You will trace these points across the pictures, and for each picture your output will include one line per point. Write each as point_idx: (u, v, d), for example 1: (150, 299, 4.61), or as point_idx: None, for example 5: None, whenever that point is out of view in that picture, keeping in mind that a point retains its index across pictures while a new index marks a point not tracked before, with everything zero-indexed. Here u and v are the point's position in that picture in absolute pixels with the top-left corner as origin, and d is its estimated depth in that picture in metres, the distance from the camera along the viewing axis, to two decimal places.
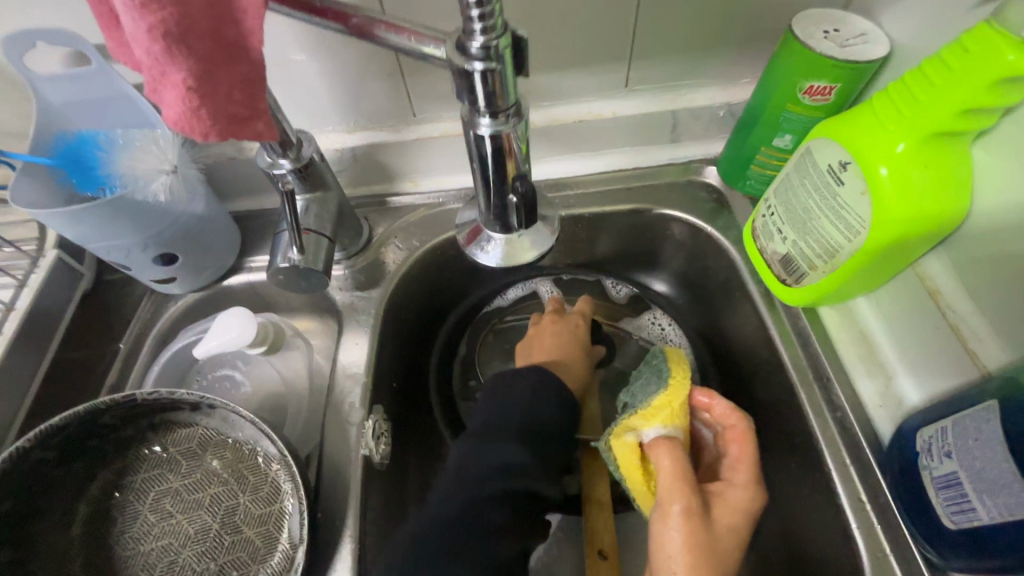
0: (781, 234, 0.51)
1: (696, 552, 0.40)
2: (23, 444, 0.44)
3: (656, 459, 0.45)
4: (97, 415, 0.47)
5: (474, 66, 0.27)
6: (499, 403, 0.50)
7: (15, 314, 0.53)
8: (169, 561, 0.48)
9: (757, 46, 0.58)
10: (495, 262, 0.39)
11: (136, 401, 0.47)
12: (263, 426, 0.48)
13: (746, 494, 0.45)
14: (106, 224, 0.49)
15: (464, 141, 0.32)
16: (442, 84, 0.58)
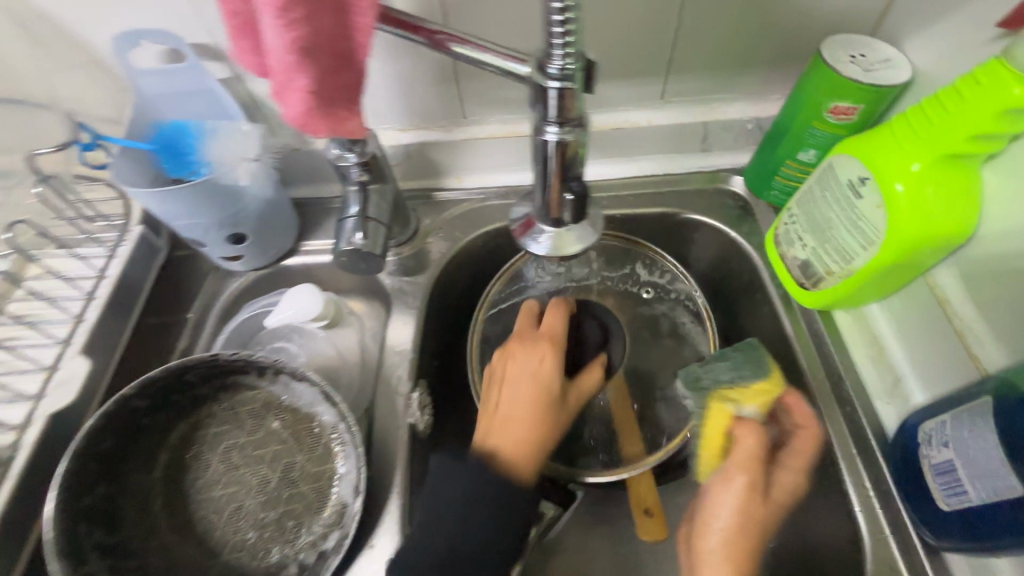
0: (802, 241, 0.56)
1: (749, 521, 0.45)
2: (129, 389, 0.51)
3: (737, 439, 0.48)
4: (182, 372, 0.53)
5: (551, 84, 0.32)
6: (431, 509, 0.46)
7: (106, 281, 0.59)
8: (235, 506, 0.54)
9: (787, 66, 0.62)
10: (542, 251, 0.44)
11: (218, 360, 0.54)
12: (330, 391, 0.56)
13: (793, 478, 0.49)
14: (191, 205, 0.55)
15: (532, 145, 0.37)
16: (493, 89, 0.63)
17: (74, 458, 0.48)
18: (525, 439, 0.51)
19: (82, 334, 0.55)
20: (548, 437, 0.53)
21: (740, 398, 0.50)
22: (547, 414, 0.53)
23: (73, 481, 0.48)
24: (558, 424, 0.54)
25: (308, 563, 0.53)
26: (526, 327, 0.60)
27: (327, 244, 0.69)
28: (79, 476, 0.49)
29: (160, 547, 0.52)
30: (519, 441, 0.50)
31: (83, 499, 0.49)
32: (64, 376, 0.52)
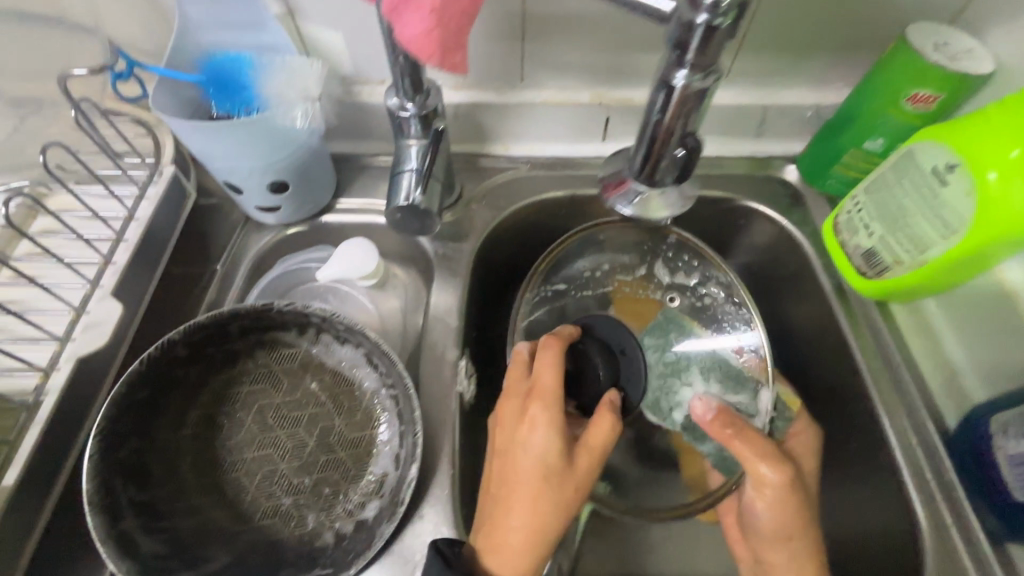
0: (868, 229, 0.55)
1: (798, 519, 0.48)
2: (174, 335, 0.47)
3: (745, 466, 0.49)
4: (225, 323, 0.50)
5: (701, 21, 0.30)
6: None
7: (136, 223, 0.53)
8: (268, 469, 0.51)
9: (858, 53, 0.61)
10: (629, 211, 0.42)
11: (268, 311, 0.51)
12: (386, 348, 0.51)
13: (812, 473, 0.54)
14: (238, 145, 0.51)
15: (650, 90, 0.35)
16: (627, 26, 0.57)
17: (112, 405, 0.45)
18: (512, 540, 0.43)
19: (112, 276, 0.50)
20: (550, 527, 0.44)
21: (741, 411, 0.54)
22: (539, 501, 0.43)
23: (110, 431, 0.44)
24: (561, 508, 0.44)
25: (345, 533, 0.50)
26: (517, 380, 0.50)
27: (365, 203, 0.66)
28: (115, 426, 0.45)
29: (187, 508, 0.48)
30: (506, 542, 0.43)
31: (118, 451, 0.45)
32: (94, 318, 0.46)
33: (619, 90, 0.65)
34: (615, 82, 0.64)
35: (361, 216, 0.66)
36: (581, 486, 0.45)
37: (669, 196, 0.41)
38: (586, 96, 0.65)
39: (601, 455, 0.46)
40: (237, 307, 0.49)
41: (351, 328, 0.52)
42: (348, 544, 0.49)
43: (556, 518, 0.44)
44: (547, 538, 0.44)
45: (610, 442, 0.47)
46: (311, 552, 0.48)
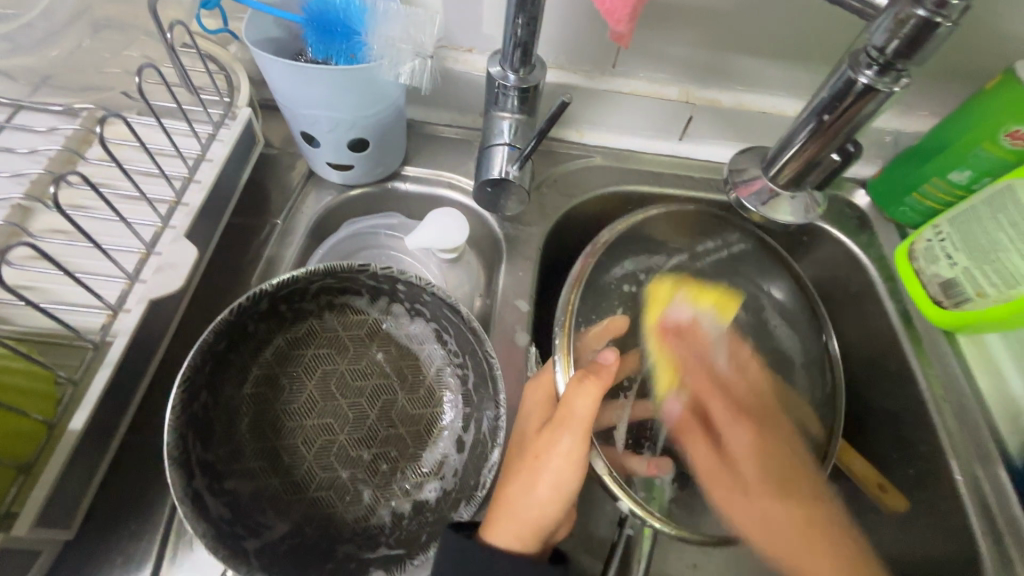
0: (950, 259, 0.56)
1: (744, 518, 0.43)
2: (268, 286, 0.44)
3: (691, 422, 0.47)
4: (308, 283, 0.47)
5: (921, 13, 0.30)
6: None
7: (210, 163, 0.50)
8: (328, 439, 0.48)
9: (951, 84, 0.61)
10: (755, 208, 0.44)
11: (364, 273, 0.47)
12: (480, 330, 0.46)
13: (732, 425, 0.46)
14: (329, 93, 0.48)
15: (834, 66, 0.37)
16: (742, 25, 0.56)
17: (198, 354, 0.40)
18: (492, 511, 0.41)
19: (184, 217, 0.46)
20: (529, 502, 0.40)
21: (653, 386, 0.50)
22: (514, 471, 0.42)
23: (195, 378, 0.41)
24: (534, 480, 0.40)
25: (402, 513, 0.47)
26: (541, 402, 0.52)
27: (433, 173, 0.63)
28: (199, 375, 0.41)
29: (243, 472, 0.45)
30: (489, 512, 0.41)
31: (196, 403, 0.42)
32: (167, 259, 0.43)
33: (707, 90, 0.63)
34: (705, 81, 0.62)
35: (426, 186, 0.63)
36: (547, 455, 0.41)
37: (797, 202, 0.44)
38: (674, 92, 0.63)
39: (567, 422, 0.41)
40: (334, 264, 0.45)
41: (434, 302, 0.49)
42: (409, 524, 0.47)
43: (530, 492, 0.40)
44: (523, 514, 0.39)
45: (580, 408, 0.41)
46: (368, 530, 0.46)
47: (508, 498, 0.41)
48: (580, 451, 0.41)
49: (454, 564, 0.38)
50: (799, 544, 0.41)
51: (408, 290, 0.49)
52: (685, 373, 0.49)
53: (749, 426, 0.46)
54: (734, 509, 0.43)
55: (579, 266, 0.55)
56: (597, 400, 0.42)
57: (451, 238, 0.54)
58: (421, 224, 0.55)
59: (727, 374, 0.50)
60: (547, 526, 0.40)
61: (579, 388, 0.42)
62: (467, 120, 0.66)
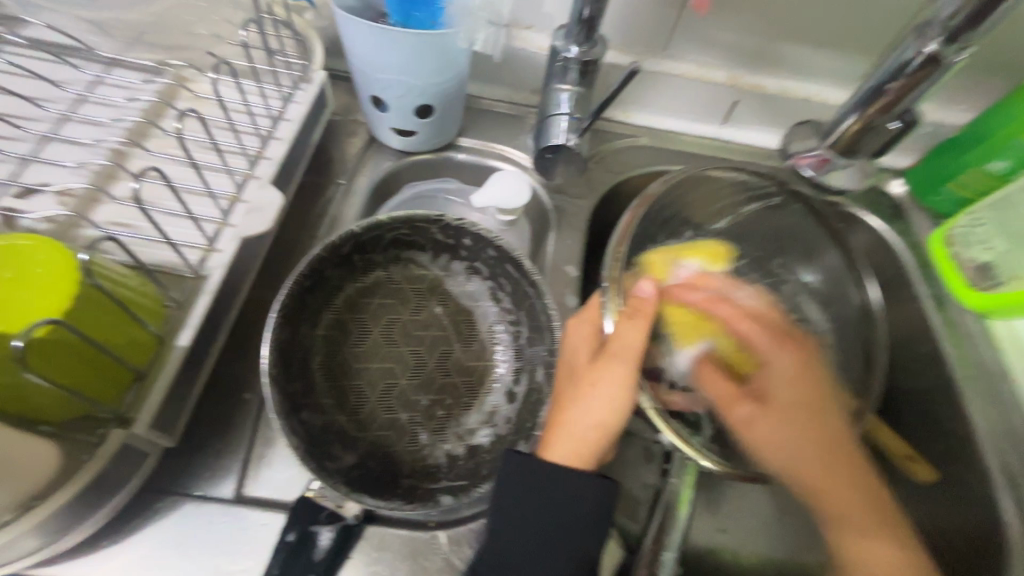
0: (986, 243, 0.58)
1: (773, 452, 0.41)
2: (354, 229, 0.48)
3: (766, 352, 0.43)
4: (384, 232, 0.51)
5: None
6: (528, 496, 0.41)
7: (288, 122, 0.53)
8: (390, 382, 0.51)
9: (993, 78, 0.63)
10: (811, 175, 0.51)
11: (433, 225, 0.50)
12: (542, 286, 0.49)
13: (778, 351, 0.43)
14: (407, 59, 0.51)
15: (900, 43, 0.41)
16: (796, 12, 0.58)
17: (292, 286, 0.44)
18: (549, 432, 0.44)
19: (268, 168, 0.49)
20: (585, 423, 0.43)
21: (671, 337, 0.48)
22: (565, 396, 0.45)
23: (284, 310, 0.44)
24: (589, 404, 0.43)
25: (457, 455, 0.50)
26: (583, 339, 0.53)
27: (488, 144, 0.66)
28: (286, 309, 0.44)
29: (314, 407, 0.48)
30: (546, 433, 0.44)
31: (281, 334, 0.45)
32: (257, 203, 0.46)
33: (754, 75, 0.66)
34: (753, 67, 0.65)
35: (480, 157, 0.66)
36: (602, 381, 0.43)
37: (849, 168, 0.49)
38: (721, 76, 0.66)
39: (622, 352, 0.44)
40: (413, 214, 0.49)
41: (497, 258, 0.52)
42: (464, 464, 0.49)
43: (586, 415, 0.43)
44: (579, 433, 0.42)
45: (626, 340, 0.44)
46: (426, 468, 0.48)
47: (562, 417, 0.44)
48: (634, 378, 0.43)
49: (516, 480, 0.41)
50: (822, 474, 0.41)
51: (472, 247, 0.52)
52: (728, 327, 0.46)
53: (796, 349, 0.43)
54: (761, 439, 0.41)
55: (627, 218, 0.53)
56: (642, 333, 0.44)
57: (511, 202, 0.56)
58: (485, 185, 0.57)
59: (793, 371, 0.42)
60: (602, 446, 0.43)
61: (631, 322, 0.44)
62: (519, 97, 0.69)
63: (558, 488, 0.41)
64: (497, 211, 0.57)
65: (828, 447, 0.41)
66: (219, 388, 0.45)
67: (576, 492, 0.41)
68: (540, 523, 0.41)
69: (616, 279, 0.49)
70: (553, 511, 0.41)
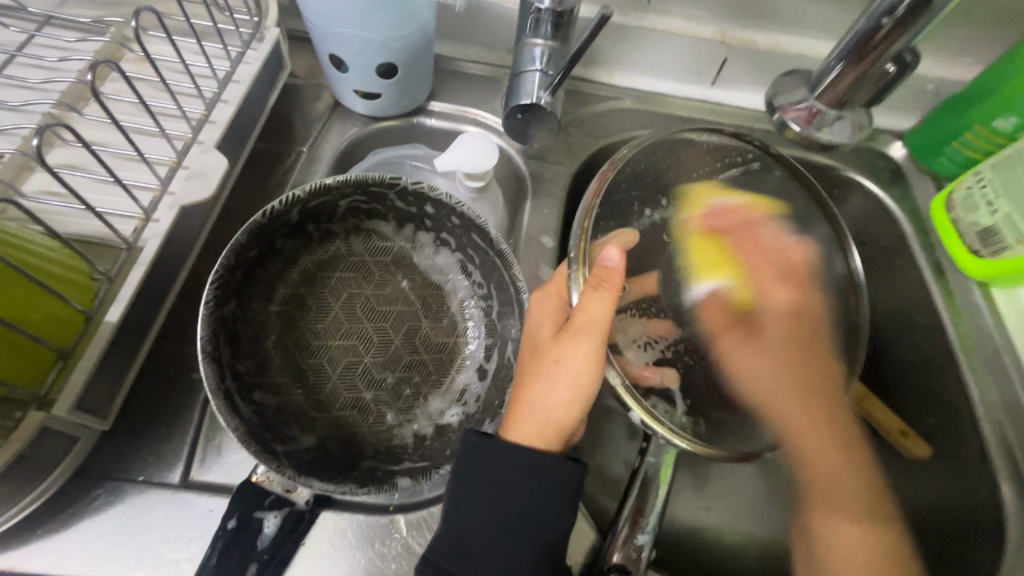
0: (991, 206, 0.54)
1: (754, 380, 0.44)
2: (299, 193, 0.44)
3: (775, 283, 0.45)
4: (338, 198, 0.47)
5: None
6: (492, 480, 0.39)
7: (237, 83, 0.49)
8: (352, 360, 0.48)
9: (1001, 28, 0.58)
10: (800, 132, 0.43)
11: (391, 190, 0.47)
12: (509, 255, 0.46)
13: (773, 288, 0.44)
14: (362, 10, 0.47)
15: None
16: None
17: (231, 254, 0.41)
18: (511, 410, 0.42)
19: (213, 131, 0.46)
20: (548, 402, 0.40)
21: (687, 271, 0.46)
22: (530, 373, 0.42)
23: (226, 283, 0.41)
24: (551, 383, 0.41)
25: (424, 435, 0.47)
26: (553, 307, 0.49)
27: (460, 108, 0.62)
28: (227, 281, 0.41)
29: (269, 386, 0.45)
30: (510, 411, 0.42)
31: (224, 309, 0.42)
32: (199, 168, 0.43)
33: (745, 30, 0.61)
34: (743, 20, 0.60)
35: (452, 123, 0.62)
36: (565, 359, 0.40)
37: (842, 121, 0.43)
38: (710, 31, 0.61)
39: (585, 328, 0.40)
40: (366, 176, 0.45)
41: (463, 226, 0.48)
42: (431, 444, 0.47)
43: (549, 394, 0.41)
44: (541, 414, 0.40)
45: (590, 316, 0.40)
46: (391, 449, 0.46)
47: (525, 397, 0.41)
48: (598, 356, 0.40)
49: (471, 460, 0.39)
50: (802, 416, 0.44)
51: (436, 216, 0.49)
52: (778, 274, 0.46)
53: (795, 286, 0.46)
54: (740, 366, 0.44)
55: (595, 184, 0.47)
56: (608, 309, 0.40)
57: (480, 164, 0.54)
58: (449, 149, 0.54)
59: (798, 311, 0.45)
60: (567, 427, 0.41)
61: (596, 295, 0.40)
62: (494, 58, 0.64)
63: (521, 469, 0.39)
64: (465, 176, 0.55)
65: (825, 384, 0.45)
66: (165, 367, 0.42)
67: (535, 471, 0.39)
68: (504, 507, 0.38)
69: (584, 248, 0.44)
70: (511, 493, 0.38)
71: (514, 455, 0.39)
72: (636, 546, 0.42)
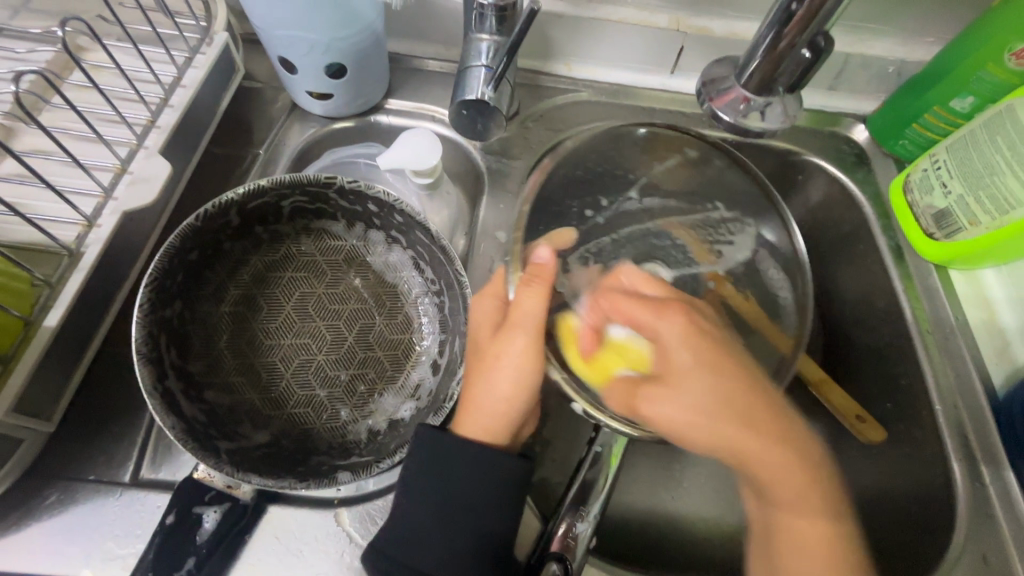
0: (945, 187, 0.53)
1: (687, 429, 0.36)
2: (234, 197, 0.45)
3: (650, 316, 0.38)
4: (280, 200, 0.48)
5: None
6: (427, 472, 0.39)
7: (183, 89, 0.49)
8: (305, 358, 0.48)
9: (960, 6, 0.57)
10: (731, 119, 0.42)
11: (332, 189, 0.47)
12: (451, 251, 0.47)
13: (664, 319, 0.37)
14: (302, 11, 0.48)
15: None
16: None
17: (166, 259, 0.42)
18: (461, 409, 0.43)
19: (158, 137, 0.46)
20: (493, 397, 0.42)
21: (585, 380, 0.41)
22: (472, 372, 0.43)
23: (165, 285, 0.42)
24: (493, 379, 0.41)
25: (378, 430, 0.47)
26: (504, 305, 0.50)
27: (416, 105, 0.62)
28: (167, 283, 0.42)
29: (223, 385, 0.46)
30: (458, 410, 0.43)
31: (166, 311, 0.43)
32: (142, 174, 0.43)
33: (699, 17, 0.61)
34: (696, 7, 0.60)
35: (410, 120, 0.62)
36: (504, 355, 0.41)
37: (772, 108, 0.41)
38: (664, 20, 0.60)
39: (521, 323, 0.41)
40: (299, 176, 0.46)
41: (409, 223, 0.49)
42: (383, 439, 0.47)
43: (492, 391, 0.42)
44: (486, 410, 0.42)
45: (523, 310, 0.41)
46: (344, 444, 0.46)
47: (471, 396, 0.42)
48: (536, 348, 0.41)
49: (415, 453, 0.40)
50: (746, 434, 0.36)
51: (383, 213, 0.49)
52: (643, 312, 0.38)
53: (680, 315, 0.38)
54: (667, 420, 0.36)
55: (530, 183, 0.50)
56: (542, 303, 0.41)
57: (425, 160, 0.54)
58: (393, 145, 0.55)
59: (676, 338, 0.37)
60: (512, 422, 0.42)
61: (528, 290, 0.41)
62: (452, 54, 0.64)
63: (455, 461, 0.39)
64: (413, 173, 0.55)
65: (746, 413, 0.36)
66: (117, 369, 0.44)
67: (476, 463, 0.39)
68: (441, 497, 0.39)
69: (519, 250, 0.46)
70: (453, 485, 0.39)
71: (455, 448, 0.40)
72: (575, 534, 0.42)
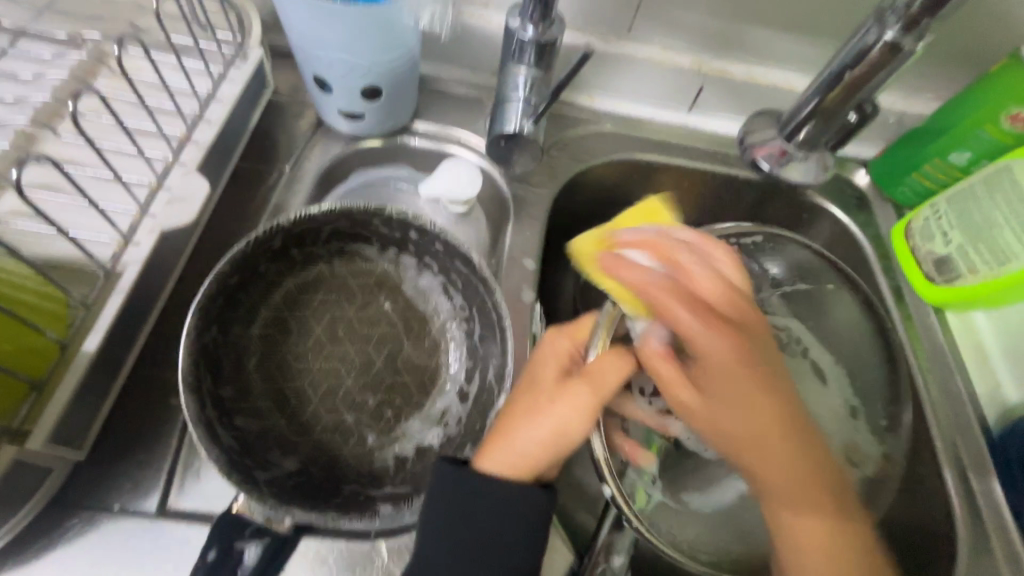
0: (946, 236, 0.57)
1: (723, 434, 0.36)
2: (283, 221, 0.45)
3: (699, 337, 0.35)
4: (322, 225, 0.48)
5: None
6: (463, 512, 0.38)
7: (219, 103, 0.48)
8: (334, 383, 0.48)
9: (958, 68, 0.61)
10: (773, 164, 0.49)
11: (373, 215, 0.47)
12: (490, 281, 0.47)
13: (708, 332, 0.35)
14: (348, 36, 0.48)
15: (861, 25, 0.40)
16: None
17: (212, 283, 0.42)
18: (490, 438, 0.40)
19: (194, 153, 0.45)
20: (529, 438, 0.39)
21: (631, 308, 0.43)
22: (517, 406, 0.41)
23: (206, 307, 0.41)
24: (540, 419, 0.39)
25: (407, 457, 0.47)
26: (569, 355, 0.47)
27: (443, 129, 0.62)
28: (208, 306, 0.42)
29: (252, 411, 0.45)
30: (484, 441, 0.41)
31: (205, 334, 0.42)
32: (179, 194, 0.42)
33: (720, 61, 0.63)
34: (720, 51, 0.62)
35: (436, 143, 0.63)
36: (561, 399, 0.39)
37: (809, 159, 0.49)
38: (688, 61, 0.63)
39: (592, 378, 0.40)
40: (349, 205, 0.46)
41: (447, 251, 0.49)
42: (413, 467, 0.46)
43: (532, 429, 0.39)
44: (520, 451, 0.39)
45: (604, 368, 0.40)
46: (373, 472, 0.45)
47: (509, 430, 0.40)
48: (595, 408, 0.39)
49: (437, 491, 0.38)
50: (776, 483, 0.36)
51: (420, 239, 0.50)
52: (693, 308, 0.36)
53: (723, 344, 0.35)
54: (717, 408, 0.36)
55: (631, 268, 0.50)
56: (626, 371, 0.40)
57: (463, 192, 0.58)
58: (437, 174, 0.59)
59: (699, 330, 0.35)
60: (538, 469, 0.39)
61: (615, 357, 0.41)
62: (479, 79, 0.65)
63: (488, 502, 0.38)
64: (451, 201, 0.59)
65: (768, 443, 0.36)
66: (142, 393, 0.42)
67: (514, 502, 0.39)
68: (479, 535, 0.38)
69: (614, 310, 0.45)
70: (481, 523, 0.38)
71: (487, 484, 0.38)
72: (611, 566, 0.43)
